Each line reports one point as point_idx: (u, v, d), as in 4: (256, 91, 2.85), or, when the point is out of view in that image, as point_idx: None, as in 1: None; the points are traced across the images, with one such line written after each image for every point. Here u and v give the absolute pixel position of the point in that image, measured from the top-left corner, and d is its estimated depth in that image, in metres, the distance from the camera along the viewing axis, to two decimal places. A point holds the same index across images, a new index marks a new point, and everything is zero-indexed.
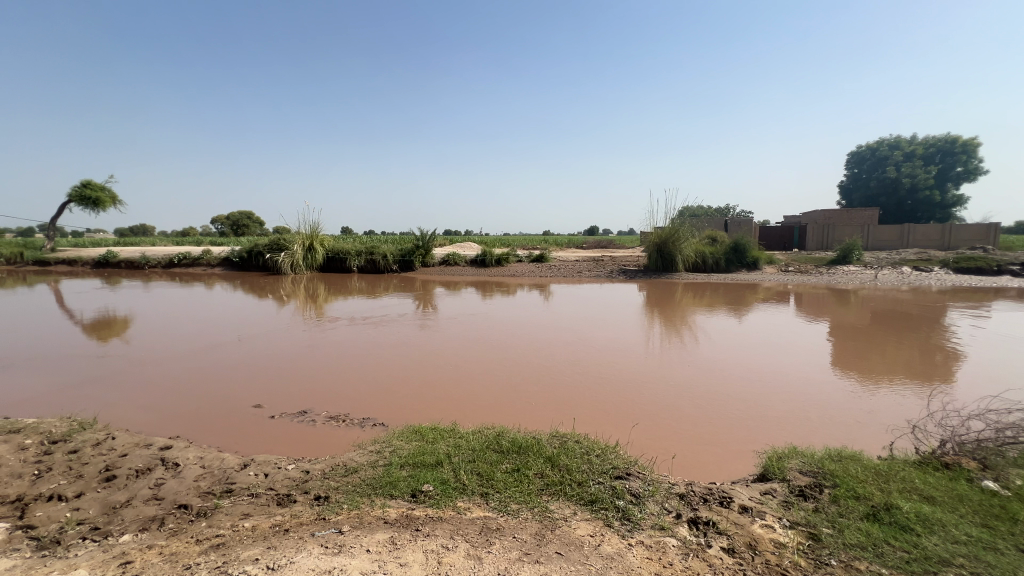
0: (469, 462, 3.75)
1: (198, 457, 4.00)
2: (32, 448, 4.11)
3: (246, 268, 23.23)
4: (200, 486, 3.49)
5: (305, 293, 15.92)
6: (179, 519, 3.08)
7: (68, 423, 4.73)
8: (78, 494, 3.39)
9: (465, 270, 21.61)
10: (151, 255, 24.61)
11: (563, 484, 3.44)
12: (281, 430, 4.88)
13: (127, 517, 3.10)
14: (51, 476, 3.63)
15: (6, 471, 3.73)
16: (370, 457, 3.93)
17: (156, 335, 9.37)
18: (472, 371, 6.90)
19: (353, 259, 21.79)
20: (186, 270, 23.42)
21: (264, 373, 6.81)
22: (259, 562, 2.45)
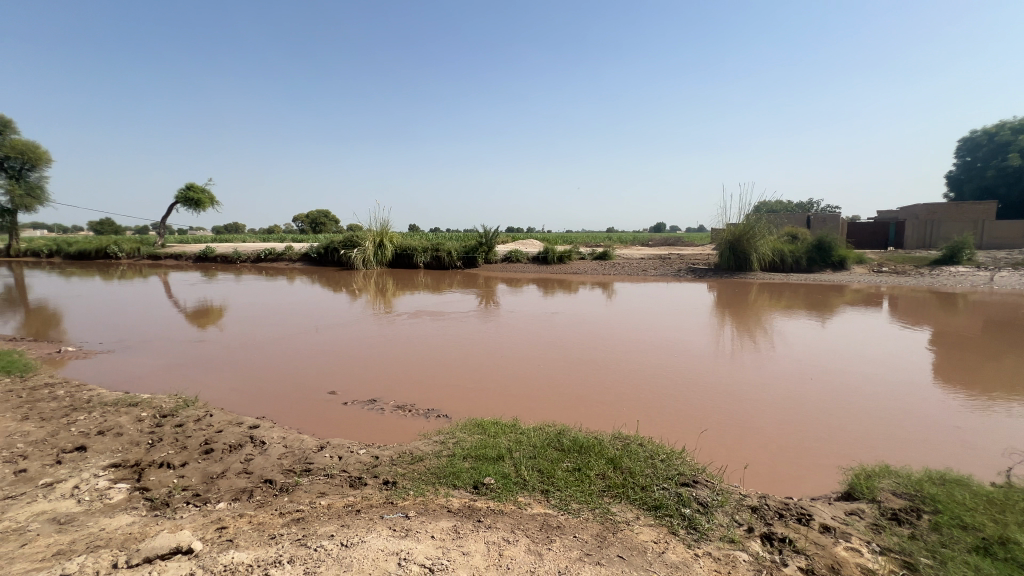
0: (530, 458, 3.77)
1: (281, 437, 4.34)
2: (147, 420, 4.67)
3: (323, 264, 24.85)
4: (283, 464, 3.80)
5: (375, 288, 16.74)
6: (265, 493, 3.37)
7: (175, 399, 5.33)
8: (182, 463, 3.81)
9: (527, 267, 21.70)
10: (242, 251, 27.04)
11: (626, 487, 3.36)
12: (353, 417, 5.18)
13: (222, 487, 3.44)
14: (161, 446, 4.11)
15: (126, 438, 4.27)
16: (436, 447, 4.07)
17: (247, 324, 10.29)
18: (533, 368, 6.92)
19: (420, 256, 22.61)
20: (270, 265, 25.50)
21: (339, 362, 7.27)
22: (334, 539, 2.62)
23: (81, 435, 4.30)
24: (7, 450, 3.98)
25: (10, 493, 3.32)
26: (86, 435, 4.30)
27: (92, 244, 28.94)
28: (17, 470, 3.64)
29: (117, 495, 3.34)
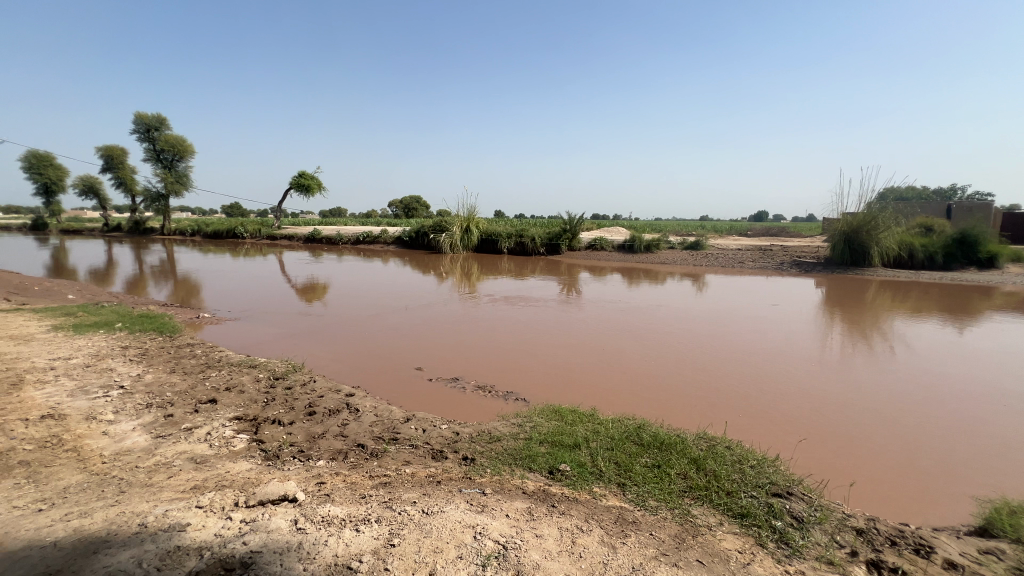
0: (607, 450, 3.71)
1: (373, 406, 4.70)
2: (263, 381, 5.30)
3: (414, 247, 26.28)
4: (373, 431, 4.12)
5: (460, 272, 17.38)
6: (358, 456, 3.68)
7: (286, 364, 6.00)
8: (290, 422, 4.28)
9: (612, 256, 21.17)
10: (344, 233, 29.42)
11: (709, 490, 3.19)
12: (436, 393, 5.46)
13: (322, 447, 3.81)
14: (274, 405, 4.65)
15: (247, 395, 4.89)
16: (513, 430, 4.16)
17: (347, 301, 11.22)
18: (615, 359, 6.79)
19: (504, 242, 23.03)
20: (368, 247, 27.51)
21: (426, 341, 7.68)
22: (417, 506, 2.79)
23: (212, 390, 5.00)
24: (159, 397, 4.74)
25: (160, 433, 3.96)
26: (217, 390, 4.99)
27: (224, 225, 33.22)
28: (166, 414, 4.34)
29: (238, 443, 3.84)
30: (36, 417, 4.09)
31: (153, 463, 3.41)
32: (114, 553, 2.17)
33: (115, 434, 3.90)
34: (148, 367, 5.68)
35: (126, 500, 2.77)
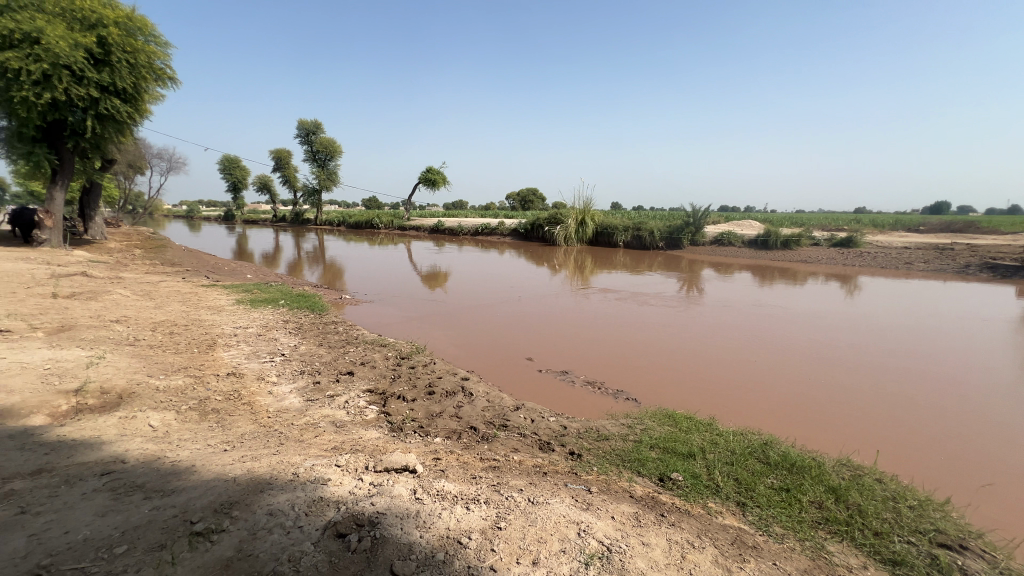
0: (726, 464, 3.44)
1: (485, 392, 4.93)
2: (391, 359, 5.88)
3: (529, 239, 26.86)
4: (485, 416, 4.33)
5: (574, 264, 17.33)
6: (470, 437, 3.90)
7: (411, 346, 6.55)
8: (412, 398, 4.68)
9: (740, 252, 19.37)
10: (465, 226, 31.14)
11: (851, 526, 2.78)
12: (547, 384, 5.54)
13: (439, 425, 4.11)
14: (399, 381, 5.13)
15: (378, 371, 5.46)
16: (623, 430, 4.06)
17: (465, 289, 11.89)
18: (738, 366, 6.25)
19: (620, 235, 22.37)
20: (486, 238, 28.80)
21: (537, 332, 7.83)
22: (523, 494, 2.87)
23: (350, 363, 5.68)
24: (310, 366, 5.53)
25: (310, 397, 4.62)
26: (355, 363, 5.66)
27: (364, 217, 37.26)
28: (315, 381, 5.04)
29: (369, 414, 4.32)
30: (223, 374, 5.03)
31: (304, 423, 3.99)
32: (274, 494, 2.59)
33: (278, 394, 4.65)
34: (302, 339, 6.65)
35: (284, 451, 3.29)
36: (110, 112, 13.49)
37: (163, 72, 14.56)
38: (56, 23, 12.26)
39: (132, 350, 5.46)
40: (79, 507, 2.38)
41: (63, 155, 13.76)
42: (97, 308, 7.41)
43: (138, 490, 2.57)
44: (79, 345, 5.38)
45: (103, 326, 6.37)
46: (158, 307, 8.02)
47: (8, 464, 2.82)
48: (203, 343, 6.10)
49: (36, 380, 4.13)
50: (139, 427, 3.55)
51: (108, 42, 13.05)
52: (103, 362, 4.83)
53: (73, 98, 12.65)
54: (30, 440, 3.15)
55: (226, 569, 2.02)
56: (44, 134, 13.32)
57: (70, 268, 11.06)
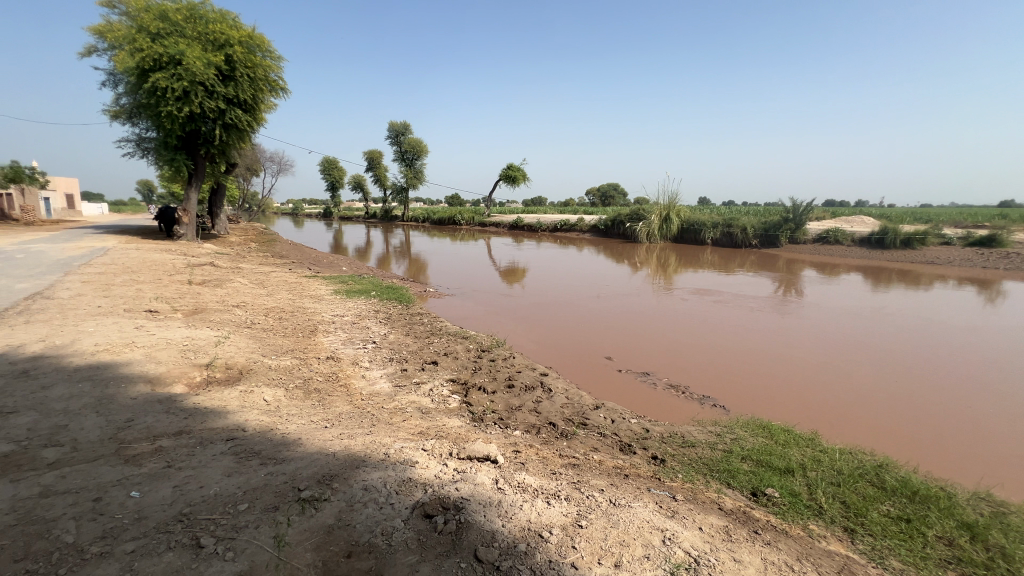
0: (832, 485, 3.13)
1: (564, 389, 4.93)
2: (473, 351, 6.07)
3: (609, 236, 26.30)
4: (564, 413, 4.33)
5: (657, 262, 16.70)
6: (550, 433, 3.92)
7: (491, 339, 6.72)
8: (492, 390, 4.80)
9: (849, 252, 17.45)
10: (544, 222, 31.23)
11: (990, 571, 2.41)
12: (627, 385, 5.41)
13: (519, 419, 4.19)
14: (480, 373, 5.29)
15: (461, 362, 5.67)
16: (711, 438, 3.86)
17: (543, 285, 11.94)
18: (841, 376, 5.69)
19: (708, 232, 21.16)
20: (565, 234, 28.68)
21: (617, 331, 7.66)
22: (604, 494, 2.83)
23: (435, 353, 5.95)
24: (398, 354, 5.88)
25: (398, 383, 4.92)
26: (439, 353, 5.93)
27: (447, 214, 38.73)
28: (403, 368, 5.35)
29: (452, 403, 4.50)
30: (324, 357, 5.52)
31: (393, 407, 4.26)
32: (369, 470, 2.79)
33: (370, 379, 5.00)
34: (391, 328, 7.08)
35: (376, 432, 3.54)
36: (235, 121, 15.28)
37: (277, 84, 16.29)
38: (194, 45, 14.10)
39: (249, 332, 6.16)
40: (210, 466, 2.75)
41: (198, 161, 15.84)
42: (221, 294, 8.47)
43: (255, 456, 2.91)
44: (208, 325, 6.19)
45: (227, 310, 7.26)
46: (270, 294, 8.98)
47: (156, 424, 3.32)
48: (306, 329, 6.73)
49: (177, 354, 4.82)
50: (256, 401, 4.01)
51: (233, 59, 14.77)
52: (227, 342, 5.51)
53: (207, 110, 14.50)
54: (173, 405, 3.69)
55: (328, 535, 2.23)
56: (183, 143, 15.42)
57: (201, 259, 12.72)
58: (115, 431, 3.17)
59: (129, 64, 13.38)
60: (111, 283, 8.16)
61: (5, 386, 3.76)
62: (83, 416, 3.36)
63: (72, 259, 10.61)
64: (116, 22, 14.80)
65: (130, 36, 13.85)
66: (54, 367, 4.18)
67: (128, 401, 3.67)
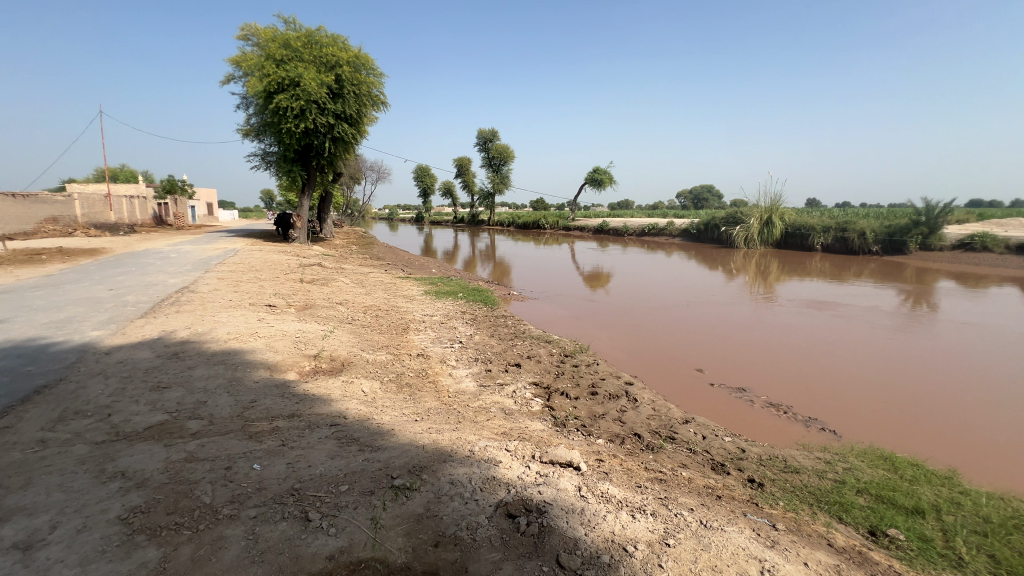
0: (975, 535, 2.68)
1: (651, 400, 4.76)
2: (555, 356, 6.07)
3: (701, 240, 24.92)
4: (650, 425, 4.18)
5: (756, 269, 15.48)
6: (635, 444, 3.80)
7: (574, 344, 6.68)
8: (575, 396, 4.77)
9: (1001, 261, 14.85)
10: (631, 226, 30.39)
11: None
12: (721, 400, 5.08)
13: (602, 427, 4.12)
14: (563, 378, 5.27)
15: (543, 365, 5.71)
16: (818, 466, 3.50)
17: (629, 291, 11.62)
18: (986, 406, 4.86)
19: (818, 237, 19.22)
20: (653, 239, 27.65)
21: (709, 342, 7.21)
22: (694, 514, 2.68)
23: (518, 355, 6.05)
24: (483, 354, 6.06)
25: (483, 383, 5.06)
26: (522, 356, 6.01)
27: (532, 218, 39.21)
28: (487, 368, 5.51)
29: (535, 405, 4.54)
30: (414, 354, 5.85)
31: (478, 406, 4.40)
32: (454, 465, 2.91)
33: (457, 377, 5.21)
34: (477, 329, 7.32)
35: (462, 429, 3.68)
36: (342, 134, 16.78)
37: (378, 98, 17.62)
38: (310, 68, 15.74)
39: (351, 328, 6.72)
40: (317, 448, 3.04)
41: (311, 172, 17.62)
42: (327, 292, 9.33)
43: (355, 442, 3.17)
44: (316, 320, 6.86)
45: (331, 306, 7.98)
46: (368, 293, 9.71)
47: (274, 406, 3.75)
48: (399, 326, 7.18)
49: (291, 345, 5.40)
50: (355, 391, 4.37)
51: (342, 79, 16.24)
52: (331, 336, 6.07)
53: (319, 125, 16.09)
54: (287, 390, 4.14)
55: (418, 523, 2.36)
56: (299, 156, 17.27)
57: (311, 260, 14.12)
58: (242, 410, 3.63)
59: (258, 88, 15.30)
60: (240, 280, 9.36)
61: (160, 364, 4.47)
62: (218, 394, 3.89)
63: (210, 258, 12.34)
64: (249, 52, 16.99)
65: (259, 64, 15.82)
66: (197, 351, 4.89)
67: (252, 384, 4.18)
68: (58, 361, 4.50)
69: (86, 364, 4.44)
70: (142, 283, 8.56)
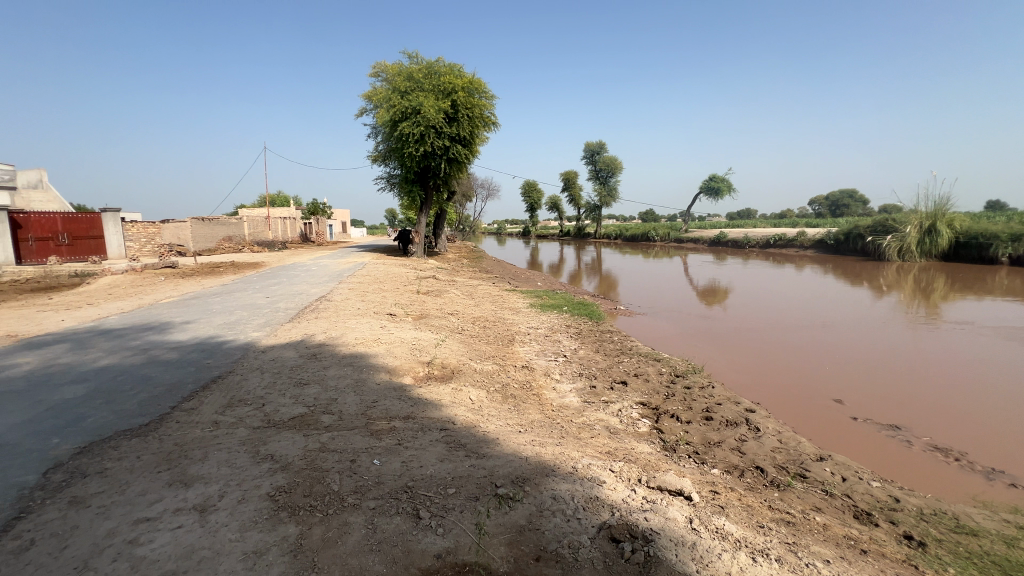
0: None
1: (777, 431, 4.28)
2: (665, 375, 5.75)
3: (841, 252, 21.97)
4: (775, 458, 3.75)
5: (914, 286, 13.19)
6: (756, 478, 3.44)
7: (686, 364, 6.28)
8: (687, 420, 4.47)
9: None
10: (753, 237, 27.91)
11: None
12: (866, 437, 4.39)
13: (717, 456, 3.79)
14: (673, 400, 4.96)
15: (652, 385, 5.43)
16: (1004, 532, 2.85)
17: (750, 308, 10.63)
18: None
19: (1002, 247, 15.85)
20: (780, 251, 25.04)
21: (851, 370, 6.28)
22: (831, 568, 2.33)
23: (624, 373, 5.83)
24: (587, 370, 5.96)
25: (587, 399, 4.97)
26: (629, 374, 5.80)
27: (640, 230, 37.94)
28: (592, 385, 5.41)
29: (642, 427, 4.33)
30: (519, 365, 5.97)
31: (582, 422, 4.33)
32: (557, 481, 2.89)
33: (561, 391, 5.19)
34: (581, 344, 7.23)
35: (565, 444, 3.64)
36: (456, 155, 17.95)
37: (490, 119, 18.59)
38: (430, 96, 17.10)
39: (461, 337, 7.08)
40: (428, 450, 3.23)
41: (428, 191, 19.11)
42: (440, 303, 9.96)
43: (462, 448, 3.31)
44: (429, 328, 7.35)
45: (443, 317, 8.49)
46: (477, 305, 10.16)
47: (392, 407, 4.09)
48: (505, 338, 7.40)
49: (408, 352, 5.85)
50: (464, 399, 4.58)
51: (457, 104, 17.44)
52: (443, 344, 6.45)
53: (436, 148, 17.37)
54: (404, 393, 4.49)
55: (520, 534, 2.38)
56: (419, 178, 18.84)
57: (427, 273, 15.21)
58: (366, 409, 4.02)
59: (386, 118, 17.10)
60: (367, 291, 10.43)
61: (302, 363, 5.14)
62: (347, 393, 4.35)
63: (344, 271, 13.93)
64: (379, 87, 19.03)
65: (387, 97, 17.62)
66: (331, 353, 5.53)
67: (375, 386, 4.60)
68: (227, 356, 5.41)
69: (248, 359, 5.27)
70: (291, 292, 9.94)
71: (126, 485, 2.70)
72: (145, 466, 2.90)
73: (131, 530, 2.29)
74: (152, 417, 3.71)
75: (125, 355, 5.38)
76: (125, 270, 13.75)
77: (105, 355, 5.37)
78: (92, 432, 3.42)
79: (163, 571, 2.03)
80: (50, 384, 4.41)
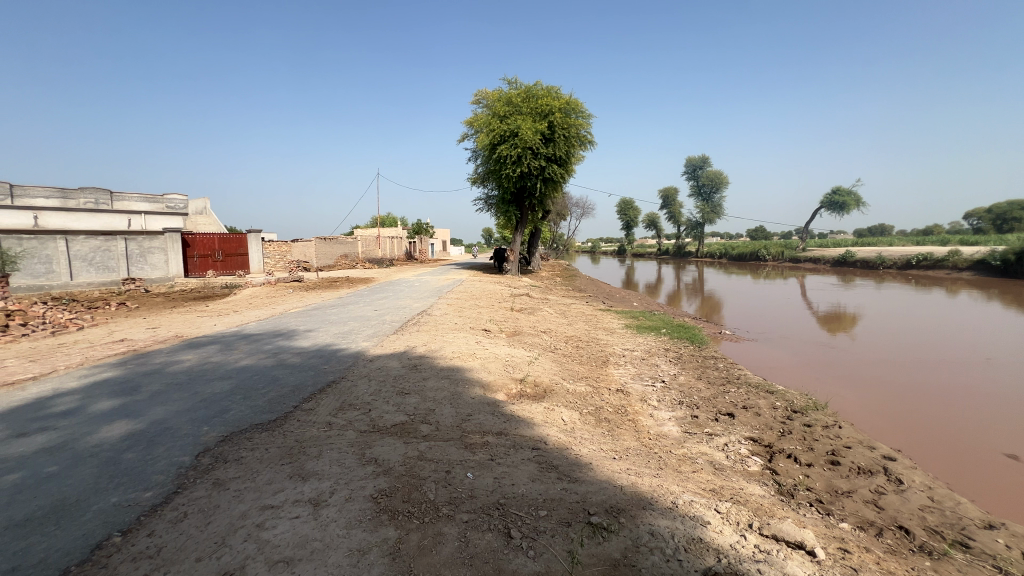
0: None
1: (927, 486, 3.63)
2: (780, 410, 5.18)
3: (1010, 276, 18.35)
4: (925, 519, 3.17)
5: None
6: (898, 540, 2.93)
7: (806, 398, 5.60)
8: (807, 462, 3.96)
9: None
10: (889, 256, 24.43)
11: None
12: None
13: (847, 508, 3.30)
14: (790, 438, 4.43)
15: (763, 420, 4.92)
16: None
17: (886, 338, 9.24)
18: None
19: None
20: (926, 273, 21.60)
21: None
22: None
23: (731, 405, 5.35)
24: (689, 398, 5.56)
25: (688, 430, 4.64)
26: (736, 406, 5.31)
27: (749, 249, 35.10)
28: (693, 414, 5.04)
29: (752, 466, 3.93)
30: (614, 389, 5.77)
31: (682, 454, 4.04)
32: (655, 515, 2.71)
33: (658, 419, 4.92)
34: (682, 369, 6.80)
35: (664, 476, 3.42)
36: (552, 175, 18.17)
37: (587, 138, 18.60)
38: (527, 119, 17.66)
39: (553, 356, 7.06)
40: (520, 468, 3.24)
41: (524, 211, 19.59)
42: (534, 320, 10.05)
43: (554, 469, 3.26)
44: (523, 346, 7.43)
45: (536, 334, 8.53)
46: (570, 324, 10.05)
47: (486, 422, 4.17)
48: (599, 359, 7.22)
49: (501, 368, 5.97)
50: (556, 419, 4.53)
51: (554, 124, 17.72)
52: (536, 362, 6.47)
53: (533, 169, 17.76)
54: (497, 409, 4.56)
55: (615, 568, 2.26)
56: (515, 198, 19.42)
57: (521, 290, 15.44)
58: (462, 421, 4.15)
59: (485, 142, 17.97)
60: (464, 306, 10.86)
61: (404, 373, 5.47)
62: (445, 405, 4.53)
63: (443, 287, 14.70)
64: (480, 113, 20.05)
65: (486, 122, 18.49)
66: (431, 366, 5.83)
67: (470, 399, 4.74)
68: (341, 363, 5.94)
69: (358, 367, 5.75)
70: (396, 306, 10.71)
71: (256, 472, 3.07)
72: (272, 458, 3.28)
73: (259, 514, 2.58)
74: (279, 414, 4.18)
75: (260, 357, 6.17)
76: (263, 283, 15.89)
77: (245, 356, 6.21)
78: (233, 423, 3.95)
79: (283, 556, 2.25)
80: (203, 379, 5.20)
